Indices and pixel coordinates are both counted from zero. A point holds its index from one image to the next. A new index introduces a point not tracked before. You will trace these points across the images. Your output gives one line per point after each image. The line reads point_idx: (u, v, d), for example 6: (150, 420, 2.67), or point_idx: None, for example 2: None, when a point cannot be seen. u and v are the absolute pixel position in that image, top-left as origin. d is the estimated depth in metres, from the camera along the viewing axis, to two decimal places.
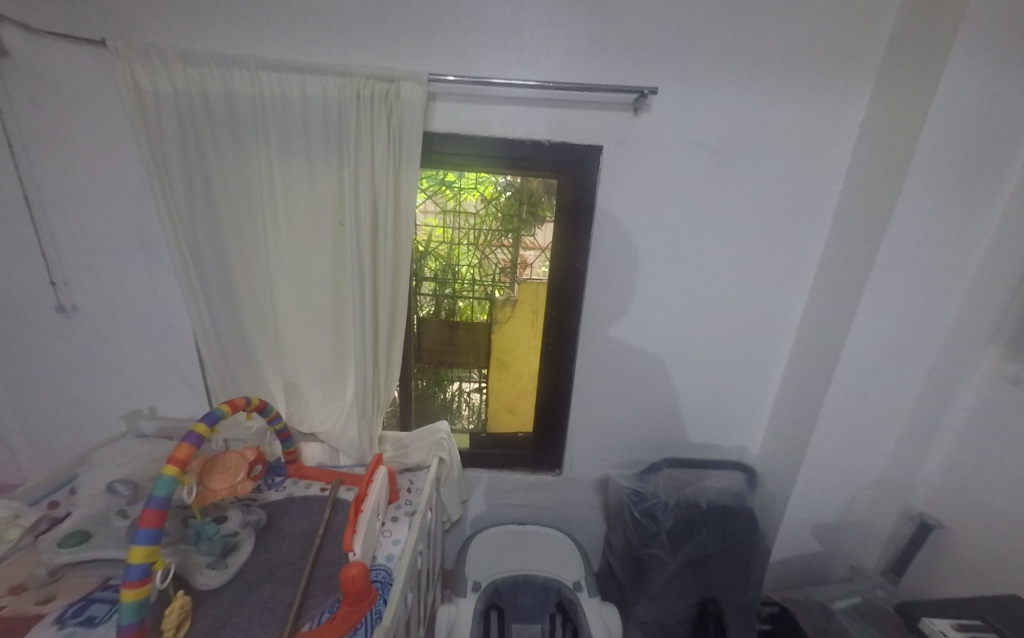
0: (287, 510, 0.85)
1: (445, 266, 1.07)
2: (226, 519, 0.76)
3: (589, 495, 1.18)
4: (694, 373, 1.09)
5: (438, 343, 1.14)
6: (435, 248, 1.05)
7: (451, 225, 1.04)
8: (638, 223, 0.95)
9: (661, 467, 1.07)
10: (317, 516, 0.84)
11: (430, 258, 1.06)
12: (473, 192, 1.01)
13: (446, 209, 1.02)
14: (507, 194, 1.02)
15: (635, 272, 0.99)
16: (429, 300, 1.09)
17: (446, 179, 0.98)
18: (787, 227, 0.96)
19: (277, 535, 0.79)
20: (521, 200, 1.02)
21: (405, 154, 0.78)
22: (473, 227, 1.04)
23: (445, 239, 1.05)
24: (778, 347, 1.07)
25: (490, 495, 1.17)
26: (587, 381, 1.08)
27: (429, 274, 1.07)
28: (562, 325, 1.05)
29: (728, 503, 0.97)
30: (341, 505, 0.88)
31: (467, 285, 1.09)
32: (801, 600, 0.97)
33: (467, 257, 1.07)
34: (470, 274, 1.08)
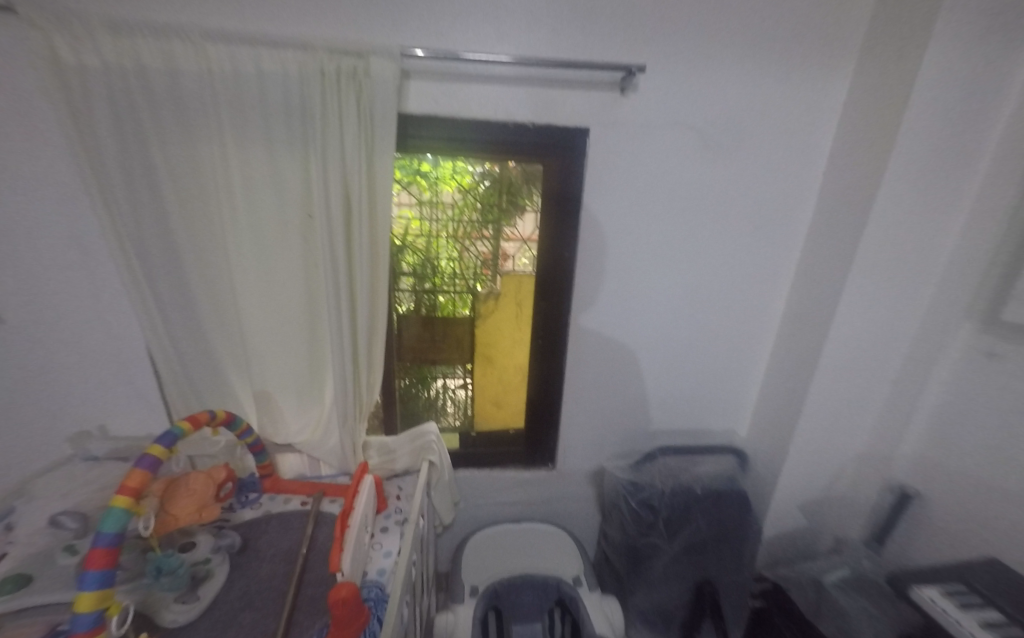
0: (265, 529, 0.79)
1: (423, 260, 1.01)
2: (194, 546, 0.69)
3: (583, 488, 1.17)
4: (683, 360, 1.08)
5: (420, 340, 1.08)
6: (412, 241, 0.99)
7: (427, 217, 0.97)
8: (625, 208, 0.92)
9: (656, 456, 1.07)
10: (299, 533, 0.78)
11: (407, 252, 0.99)
12: (447, 182, 0.95)
13: (421, 200, 0.95)
14: (484, 184, 0.96)
15: (623, 257, 0.96)
16: (408, 296, 1.03)
17: (419, 169, 0.91)
18: (772, 211, 0.96)
19: (255, 559, 0.73)
20: (501, 190, 0.97)
21: (377, 138, 0.72)
22: (451, 219, 0.98)
23: (423, 232, 0.98)
24: (764, 330, 1.07)
25: (481, 494, 1.13)
26: (578, 373, 1.05)
27: (407, 268, 1.01)
28: (551, 316, 1.01)
29: (721, 487, 0.97)
30: (325, 519, 0.82)
31: (448, 279, 1.04)
32: (795, 576, 0.97)
33: (445, 250, 1.01)
34: (449, 267, 1.03)
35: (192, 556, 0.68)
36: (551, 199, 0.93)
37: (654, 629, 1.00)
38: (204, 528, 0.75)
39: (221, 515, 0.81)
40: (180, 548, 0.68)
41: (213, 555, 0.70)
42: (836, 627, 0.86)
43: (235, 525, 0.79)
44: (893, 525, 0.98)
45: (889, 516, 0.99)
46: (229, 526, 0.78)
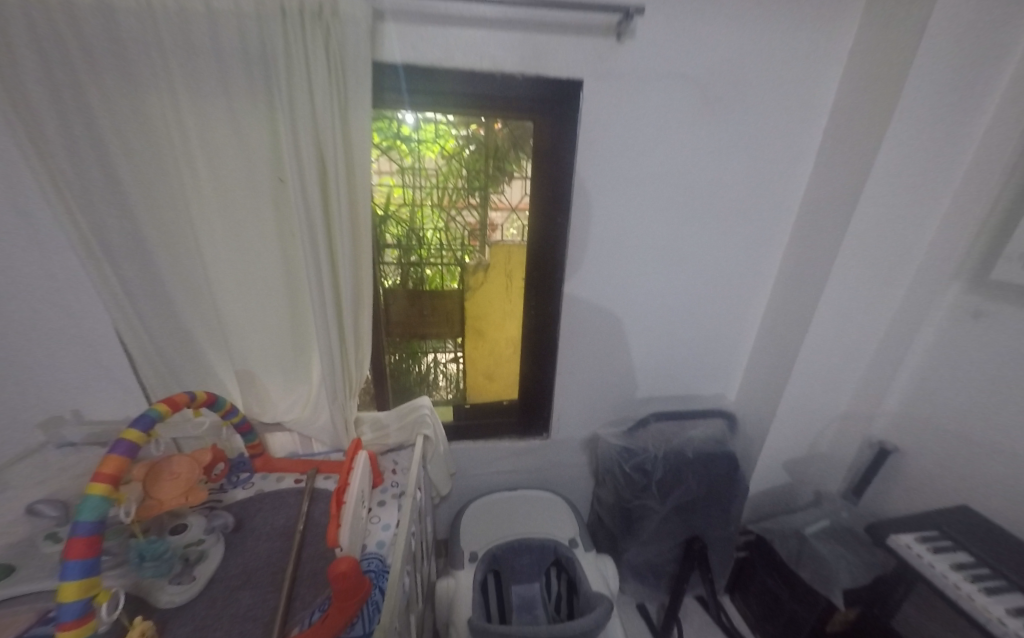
0: (259, 508, 0.77)
1: (408, 231, 0.95)
2: (185, 529, 0.67)
3: (577, 455, 1.19)
4: (676, 327, 1.08)
5: (409, 314, 1.04)
6: (395, 211, 0.92)
7: (410, 185, 0.91)
8: (621, 168, 0.87)
9: (649, 422, 1.08)
10: (295, 510, 0.77)
11: (391, 222, 0.93)
12: (428, 147, 0.88)
13: (403, 166, 0.88)
14: (469, 148, 0.90)
15: (618, 222, 0.93)
16: (394, 270, 0.98)
17: (399, 132, 0.84)
18: (770, 173, 0.93)
19: (251, 537, 0.71)
20: (486, 155, 0.91)
21: (351, 91, 0.65)
22: (436, 186, 0.92)
23: (406, 201, 0.92)
24: (756, 296, 1.07)
25: (476, 465, 1.14)
26: (571, 343, 1.04)
27: (391, 240, 0.95)
28: (545, 285, 0.98)
29: (711, 450, 1.00)
30: (320, 495, 0.81)
31: (435, 251, 0.99)
32: (778, 529, 1.01)
33: (430, 220, 0.95)
34: (435, 238, 0.97)
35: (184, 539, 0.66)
36: (543, 161, 0.88)
37: (645, 582, 1.05)
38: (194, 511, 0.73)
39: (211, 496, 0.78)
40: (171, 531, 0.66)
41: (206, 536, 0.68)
42: (817, 574, 0.90)
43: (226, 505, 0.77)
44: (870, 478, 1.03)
45: (868, 470, 1.04)
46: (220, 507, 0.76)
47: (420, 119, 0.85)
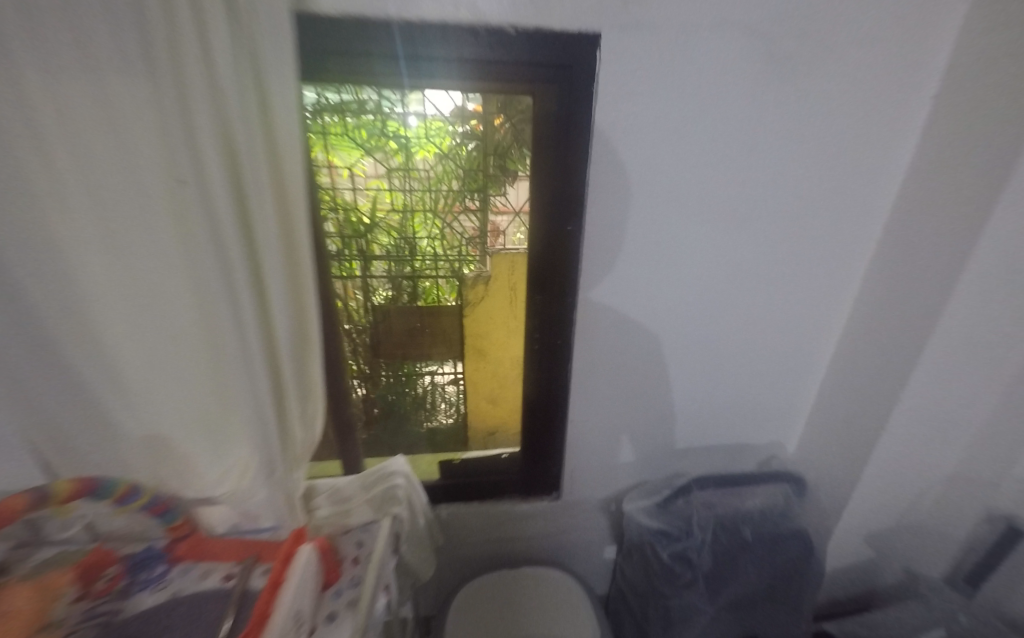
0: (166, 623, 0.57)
1: (399, 241, 0.77)
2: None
3: (597, 518, 0.96)
4: (725, 361, 0.85)
5: (400, 337, 0.86)
6: (384, 219, 0.75)
7: (401, 189, 0.73)
8: (654, 156, 0.65)
9: (692, 490, 0.80)
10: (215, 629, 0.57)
11: (380, 232, 0.75)
12: (425, 150, 0.70)
13: (393, 167, 0.71)
14: (468, 146, 0.71)
15: (650, 228, 0.71)
16: (383, 283, 0.80)
17: (396, 128, 0.67)
18: (856, 159, 0.69)
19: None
20: (487, 160, 0.73)
21: (265, 50, 0.46)
22: (429, 190, 0.74)
23: (397, 207, 0.74)
24: (827, 318, 0.83)
25: (467, 531, 0.91)
26: (588, 382, 0.83)
27: (381, 251, 0.77)
28: (554, 310, 0.76)
29: (773, 529, 0.76)
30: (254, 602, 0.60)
31: (431, 262, 0.80)
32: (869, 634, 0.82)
33: (425, 227, 0.77)
34: (431, 248, 0.79)
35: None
36: (550, 147, 0.66)
37: None
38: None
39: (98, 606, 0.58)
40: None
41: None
42: None
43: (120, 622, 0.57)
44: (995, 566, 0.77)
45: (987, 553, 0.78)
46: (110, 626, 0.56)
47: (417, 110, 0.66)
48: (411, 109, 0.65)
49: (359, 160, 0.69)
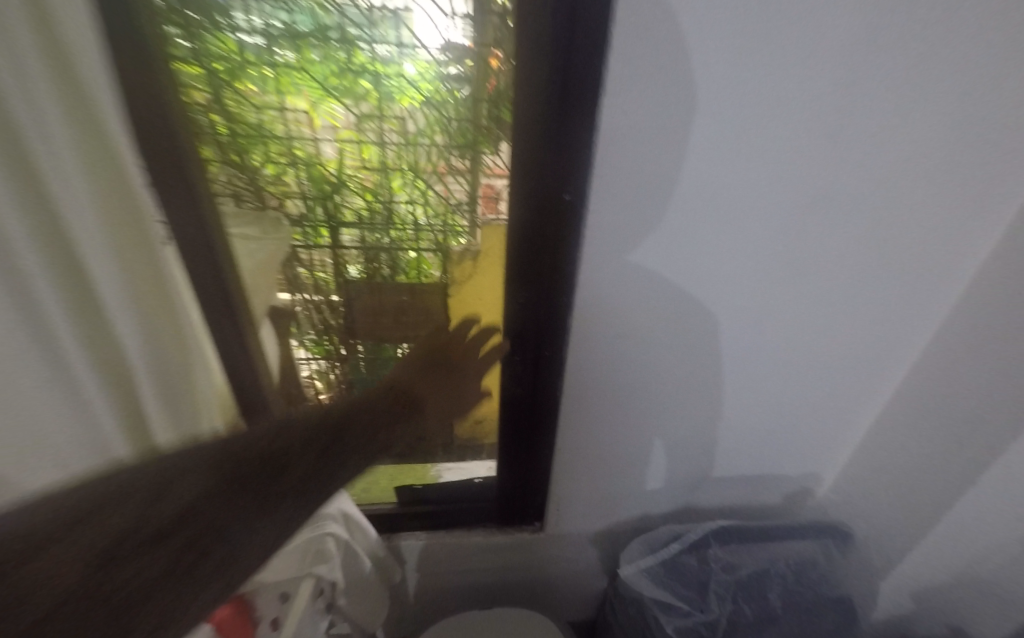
0: (295, 473, 0.34)
1: (375, 206, 0.69)
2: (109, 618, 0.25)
3: (590, 549, 0.83)
4: (766, 383, 0.68)
5: (377, 308, 0.82)
6: (357, 179, 0.66)
7: (375, 143, 0.62)
8: (704, 94, 0.42)
9: (709, 546, 0.63)
10: (297, 501, 0.33)
11: (355, 194, 0.68)
12: (404, 97, 0.57)
13: (363, 115, 0.59)
14: (461, 93, 0.55)
15: (685, 206, 0.50)
16: (357, 252, 0.76)
17: (370, 64, 0.54)
18: (1000, 117, 0.47)
19: (245, 539, 0.31)
20: (479, 112, 0.55)
21: (91, 78, 0.49)
22: (406, 146, 0.62)
23: (373, 165, 0.64)
24: (900, 332, 0.65)
25: (432, 561, 0.80)
26: (584, 409, 0.66)
27: (353, 217, 0.71)
28: (543, 317, 0.58)
29: (805, 600, 0.60)
30: (337, 441, 0.37)
31: (412, 232, 0.71)
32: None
33: (405, 188, 0.66)
34: (410, 216, 0.70)
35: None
36: (546, 74, 0.43)
37: None
38: (51, 512, 0.27)
39: (200, 452, 0.33)
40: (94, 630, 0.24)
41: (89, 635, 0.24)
42: None
43: (176, 470, 0.32)
44: None
45: None
46: (234, 489, 0.32)
47: (401, 53, 0.53)
48: (391, 45, 0.53)
49: (320, 102, 0.58)
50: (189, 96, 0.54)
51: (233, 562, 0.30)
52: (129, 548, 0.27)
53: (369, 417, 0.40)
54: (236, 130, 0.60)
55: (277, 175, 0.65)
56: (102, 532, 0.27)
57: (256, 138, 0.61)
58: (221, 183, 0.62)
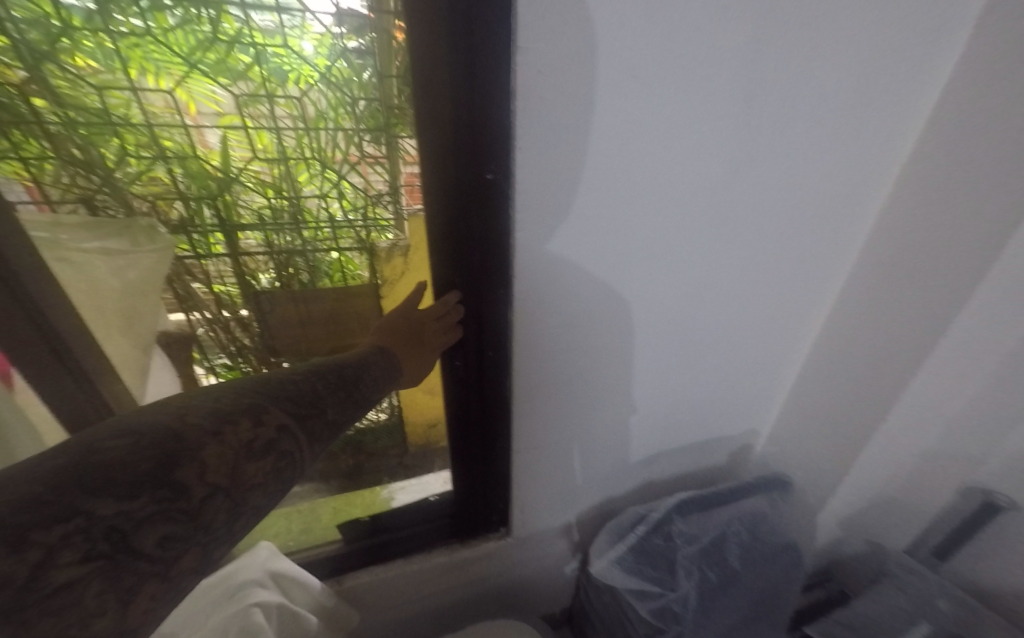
0: (276, 453, 0.36)
1: (281, 202, 0.62)
2: (162, 541, 0.26)
3: (556, 542, 0.82)
4: (706, 355, 0.70)
5: (298, 319, 0.75)
6: (254, 173, 0.58)
7: (272, 130, 0.55)
8: (629, 60, 0.38)
9: (672, 522, 0.64)
10: (278, 478, 0.36)
11: (255, 190, 0.60)
12: (299, 76, 0.51)
13: (251, 94, 0.52)
14: (365, 72, 0.50)
15: (616, 181, 0.45)
16: (265, 258, 0.68)
17: (244, 32, 0.46)
18: (886, 84, 0.50)
19: (250, 493, 0.33)
20: (389, 91, 0.50)
21: None
22: (308, 131, 0.55)
23: (272, 154, 0.57)
24: (812, 292, 0.69)
25: (393, 595, 0.73)
26: (536, 408, 0.62)
27: (253, 219, 0.63)
28: (482, 317, 0.52)
29: (758, 552, 0.64)
30: (302, 428, 0.39)
31: (330, 230, 0.65)
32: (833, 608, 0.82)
33: (315, 181, 0.60)
34: (326, 211, 0.63)
35: (163, 577, 0.26)
36: (445, 25, 0.35)
37: None
38: (95, 456, 0.27)
39: (199, 409, 0.34)
40: (152, 547, 0.26)
41: (148, 558, 0.26)
42: None
43: (173, 422, 0.32)
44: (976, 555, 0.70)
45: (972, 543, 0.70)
46: (240, 451, 0.33)
47: (286, 24, 0.46)
48: (268, 11, 0.45)
49: (189, 82, 0.50)
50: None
51: (244, 519, 0.32)
52: (162, 488, 0.28)
53: (325, 389, 0.45)
54: (76, 117, 0.48)
55: (144, 171, 0.55)
56: (143, 477, 0.27)
57: (105, 127, 0.50)
58: (58, 190, 0.52)
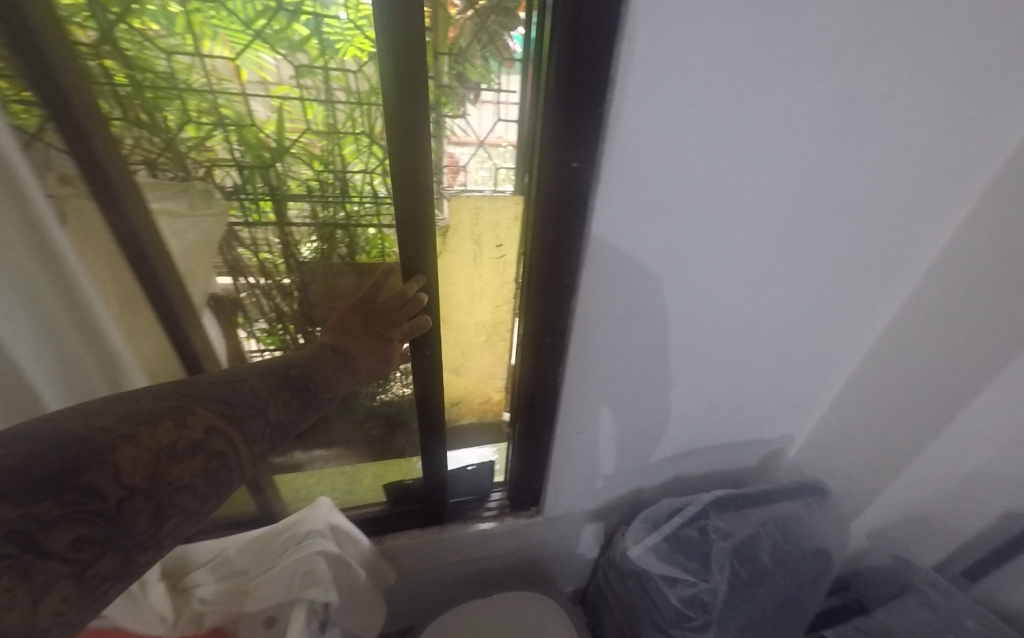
0: (204, 453, 0.34)
1: (327, 176, 0.61)
2: (76, 543, 0.25)
3: (581, 524, 0.85)
4: (754, 359, 0.70)
5: (333, 293, 0.74)
6: (305, 144, 0.58)
7: (322, 102, 0.55)
8: (727, 59, 0.37)
9: (708, 517, 0.65)
10: (211, 478, 0.34)
11: (301, 162, 0.60)
12: (351, 49, 0.51)
13: (306, 66, 0.52)
14: None
15: (694, 178, 0.45)
16: (307, 230, 0.67)
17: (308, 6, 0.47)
18: (990, 94, 0.47)
19: (178, 494, 0.31)
20: (440, 69, 0.51)
21: None
22: (355, 104, 0.55)
23: (321, 128, 0.57)
24: (874, 299, 0.67)
25: (426, 558, 0.80)
26: (581, 396, 0.64)
27: (299, 190, 0.62)
28: (549, 306, 0.52)
29: (790, 555, 0.65)
30: (236, 428, 0.38)
31: (372, 206, 0.64)
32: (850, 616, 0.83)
33: (360, 156, 0.59)
34: (369, 186, 0.62)
35: (77, 576, 0.24)
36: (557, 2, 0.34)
37: None
38: None
39: (100, 414, 0.31)
40: (62, 548, 0.24)
41: (61, 560, 0.24)
42: None
43: (76, 427, 0.29)
44: (1005, 596, 0.67)
45: (1002, 581, 0.67)
46: (160, 453, 0.31)
47: None
48: None
49: (248, 51, 0.50)
50: (71, 37, 0.45)
51: (171, 518, 0.31)
52: (69, 490, 0.26)
53: (264, 389, 0.44)
54: (139, 79, 0.50)
55: (200, 139, 0.55)
56: (42, 483, 0.25)
57: (170, 92, 0.51)
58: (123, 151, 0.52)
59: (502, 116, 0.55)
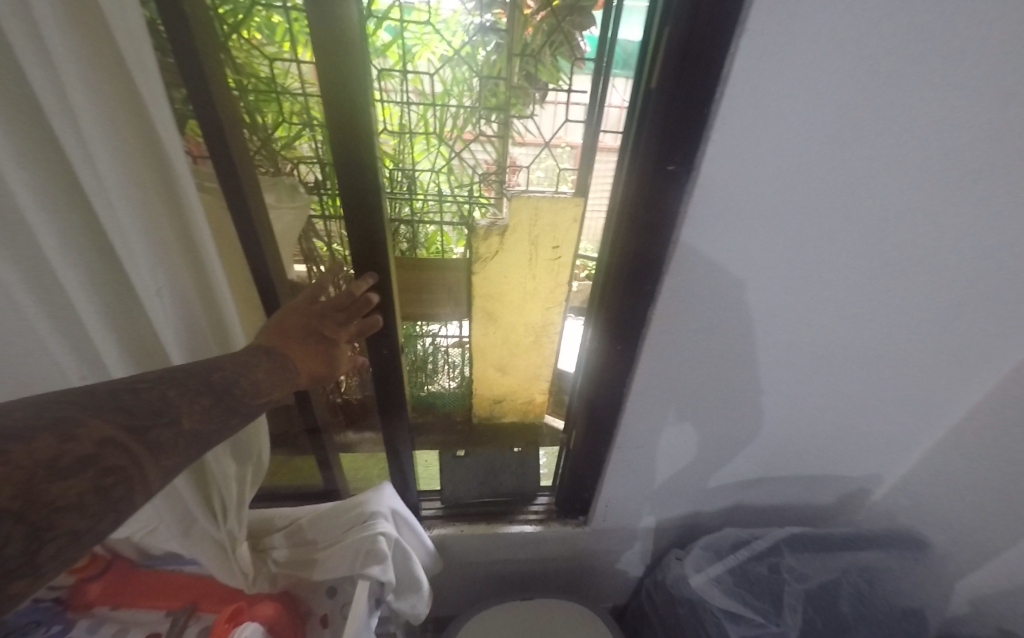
0: (97, 468, 0.25)
1: None
2: None
3: (630, 541, 0.82)
4: (845, 388, 0.63)
5: None
6: None
7: None
8: (860, 55, 0.33)
9: (781, 555, 0.61)
10: (105, 497, 0.25)
11: None
12: None
13: None
14: (487, 48, 0.49)
15: (801, 186, 0.41)
16: None
17: None
18: None
19: (60, 516, 0.23)
20: (512, 70, 0.51)
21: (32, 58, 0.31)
22: None
23: None
24: (1017, 335, 0.56)
25: (472, 550, 0.81)
26: (645, 409, 0.61)
27: None
28: (622, 313, 0.51)
29: (879, 615, 0.58)
30: (141, 438, 0.28)
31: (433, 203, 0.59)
32: None
33: (428, 155, 0.55)
34: None
35: None
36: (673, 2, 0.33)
37: None
38: None
39: None
40: None
41: None
42: None
43: None
44: None
45: None
46: (35, 469, 0.22)
47: None
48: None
49: None
50: None
51: (52, 543, 0.22)
52: None
53: (175, 392, 0.33)
54: (246, 83, 0.55)
55: (289, 139, 0.59)
56: None
57: (270, 94, 0.56)
58: None
59: (567, 118, 0.53)
